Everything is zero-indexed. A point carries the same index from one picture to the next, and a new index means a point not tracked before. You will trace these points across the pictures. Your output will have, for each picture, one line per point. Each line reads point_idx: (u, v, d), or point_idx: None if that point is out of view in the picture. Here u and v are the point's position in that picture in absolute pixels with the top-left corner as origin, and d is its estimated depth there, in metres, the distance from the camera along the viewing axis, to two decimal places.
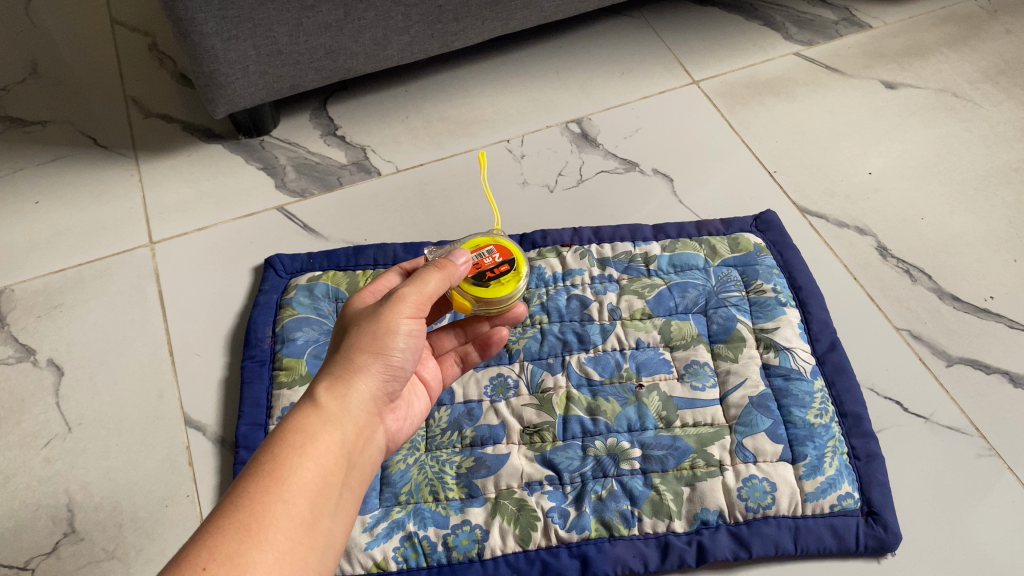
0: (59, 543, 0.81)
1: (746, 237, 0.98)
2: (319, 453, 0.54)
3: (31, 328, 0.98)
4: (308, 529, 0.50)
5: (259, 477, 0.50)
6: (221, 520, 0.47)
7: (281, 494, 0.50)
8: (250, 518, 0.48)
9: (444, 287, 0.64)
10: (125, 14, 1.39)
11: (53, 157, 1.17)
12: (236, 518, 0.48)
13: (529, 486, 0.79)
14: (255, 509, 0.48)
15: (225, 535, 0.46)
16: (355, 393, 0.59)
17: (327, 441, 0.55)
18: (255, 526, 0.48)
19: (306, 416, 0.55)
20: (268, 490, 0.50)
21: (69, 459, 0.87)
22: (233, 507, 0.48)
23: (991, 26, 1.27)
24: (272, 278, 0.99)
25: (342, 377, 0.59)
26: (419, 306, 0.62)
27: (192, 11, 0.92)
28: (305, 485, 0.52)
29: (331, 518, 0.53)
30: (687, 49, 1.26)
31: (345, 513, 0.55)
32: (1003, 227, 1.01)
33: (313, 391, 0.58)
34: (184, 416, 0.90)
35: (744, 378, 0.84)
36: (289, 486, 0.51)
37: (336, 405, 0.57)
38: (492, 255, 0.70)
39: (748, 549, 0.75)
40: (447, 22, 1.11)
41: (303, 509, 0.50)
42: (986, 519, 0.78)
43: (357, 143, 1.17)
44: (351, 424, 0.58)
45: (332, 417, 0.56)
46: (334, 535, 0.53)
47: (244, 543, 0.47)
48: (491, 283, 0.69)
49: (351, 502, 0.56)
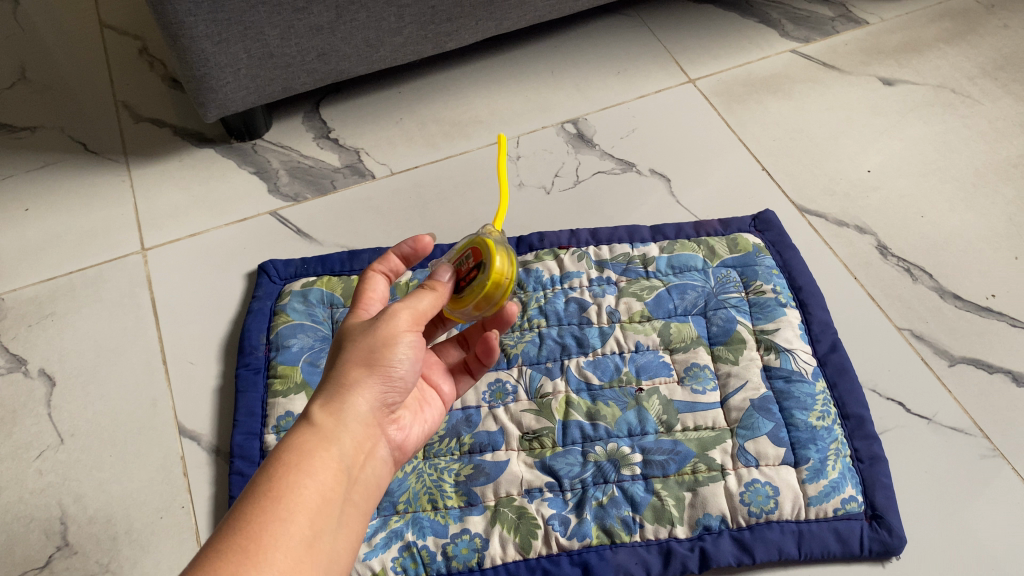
0: (52, 557, 0.80)
1: (744, 237, 0.97)
2: (317, 471, 0.53)
3: (21, 338, 0.97)
4: (308, 547, 0.49)
5: (256, 498, 0.50)
6: (218, 544, 0.47)
7: (278, 514, 0.49)
8: (247, 539, 0.47)
9: (440, 299, 0.63)
10: (114, 17, 1.38)
11: (42, 164, 1.15)
12: (234, 539, 0.47)
13: (529, 493, 0.78)
14: (253, 530, 0.48)
15: (222, 558, 0.46)
16: (354, 407, 0.57)
17: (326, 457, 0.54)
18: (253, 547, 0.47)
19: (303, 434, 0.55)
20: (264, 511, 0.49)
21: (62, 470, 0.86)
22: (232, 528, 0.48)
23: (988, 21, 1.26)
24: (266, 284, 0.98)
25: (336, 393, 0.57)
26: (416, 319, 0.61)
27: (182, 14, 0.91)
28: (304, 504, 0.51)
29: (332, 534, 0.52)
30: (682, 47, 1.25)
31: (351, 527, 0.54)
32: (1004, 224, 1.00)
33: (308, 410, 0.56)
34: (178, 425, 0.89)
35: (745, 380, 0.83)
36: (287, 505, 0.50)
37: (332, 421, 0.56)
38: (468, 261, 0.66)
39: (752, 554, 0.74)
40: (440, 23, 1.10)
41: (302, 528, 0.50)
42: (990, 519, 0.77)
43: (350, 145, 1.16)
44: (349, 439, 0.56)
45: (330, 433, 0.55)
46: (338, 552, 0.52)
47: (243, 565, 0.46)
48: (464, 292, 0.65)
49: (356, 517, 0.55)
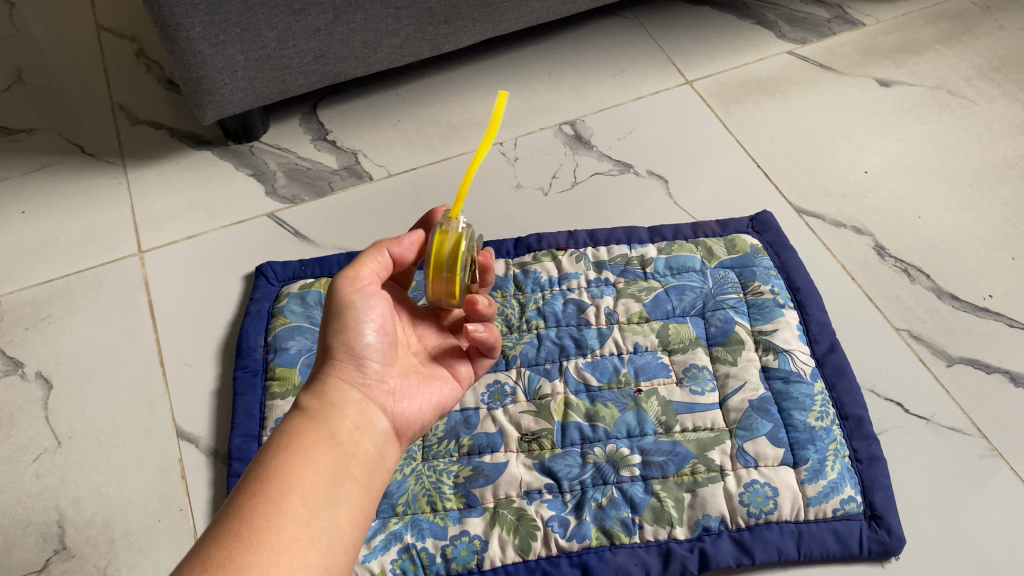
0: (50, 560, 0.79)
1: (742, 238, 0.97)
2: (308, 451, 0.54)
3: (19, 340, 0.96)
4: (304, 524, 0.50)
5: (247, 485, 0.51)
6: (213, 533, 0.48)
7: (270, 496, 0.50)
8: (240, 523, 0.48)
9: (388, 256, 0.65)
10: (111, 19, 1.37)
11: (39, 166, 1.15)
12: (228, 525, 0.48)
13: (528, 495, 0.78)
14: (243, 514, 0.49)
15: (215, 544, 0.47)
16: (337, 387, 0.59)
17: (314, 437, 0.55)
18: (246, 531, 0.48)
19: (292, 421, 0.56)
20: (256, 494, 0.50)
21: (60, 474, 0.85)
22: (225, 515, 0.49)
23: (984, 22, 1.27)
24: (264, 286, 0.97)
25: (319, 378, 0.60)
26: (365, 283, 0.62)
27: (180, 16, 0.91)
28: (296, 483, 0.51)
29: (331, 509, 0.52)
30: (679, 48, 1.26)
31: (355, 500, 0.54)
32: (1001, 224, 1.01)
33: (298, 400, 0.59)
34: (176, 428, 0.89)
35: (744, 381, 0.83)
36: (279, 487, 0.51)
37: (318, 403, 0.58)
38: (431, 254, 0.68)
39: (751, 555, 0.74)
40: (438, 25, 1.10)
41: (295, 506, 0.50)
42: (988, 518, 0.77)
43: (348, 147, 1.16)
44: (340, 417, 0.57)
45: (317, 414, 0.57)
46: (339, 525, 0.52)
47: (236, 549, 0.47)
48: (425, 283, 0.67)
49: (361, 491, 0.55)
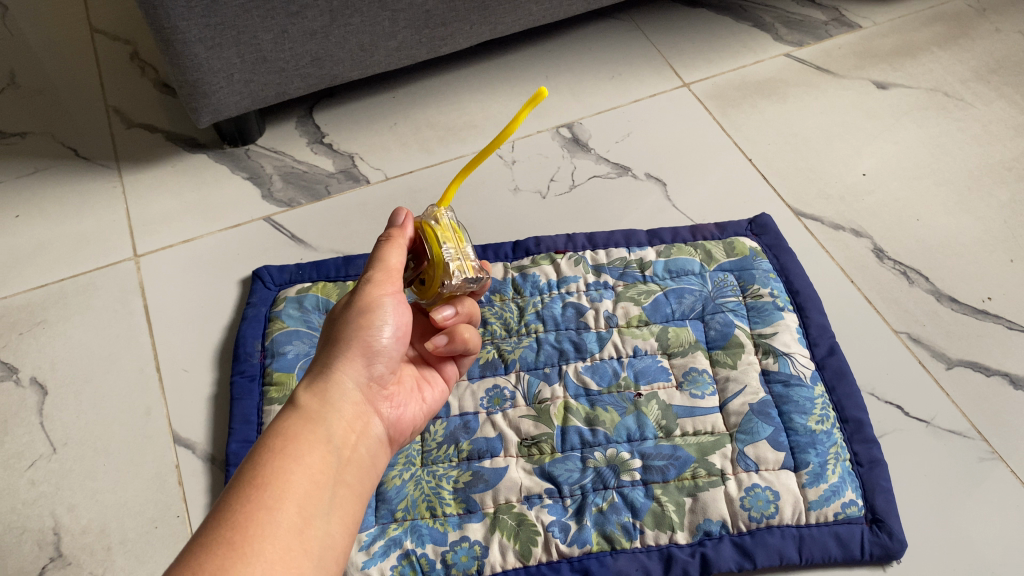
0: (45, 568, 0.79)
1: (741, 240, 0.97)
2: (304, 455, 0.53)
3: (13, 346, 0.95)
4: (299, 533, 0.49)
5: (239, 490, 0.49)
6: (204, 538, 0.46)
7: (264, 504, 0.49)
8: (234, 532, 0.47)
9: (404, 253, 0.65)
10: (104, 22, 1.36)
11: (33, 170, 1.14)
12: (219, 533, 0.46)
13: (528, 500, 0.77)
14: (237, 521, 0.47)
15: (208, 553, 0.45)
16: (340, 387, 0.59)
17: (312, 440, 0.54)
18: (238, 540, 0.46)
19: (288, 419, 0.56)
20: (249, 501, 0.49)
21: (55, 480, 0.85)
22: (217, 521, 0.47)
23: (980, 24, 1.27)
24: (260, 290, 0.97)
25: (320, 376, 0.59)
26: (394, 284, 0.63)
27: (174, 19, 0.90)
28: (292, 489, 0.51)
29: (325, 518, 0.51)
30: (676, 51, 1.25)
31: (345, 509, 0.54)
32: (999, 226, 1.01)
33: (294, 396, 0.58)
34: (173, 434, 0.88)
35: (743, 385, 0.83)
36: (274, 494, 0.50)
37: (318, 403, 0.57)
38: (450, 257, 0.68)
39: (752, 559, 0.73)
40: (435, 27, 1.09)
41: (290, 514, 0.49)
42: (987, 520, 0.78)
43: (345, 151, 1.15)
44: (337, 420, 0.57)
45: (315, 415, 0.56)
46: (331, 536, 0.51)
47: (229, 558, 0.45)
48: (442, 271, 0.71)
49: (352, 498, 0.55)
